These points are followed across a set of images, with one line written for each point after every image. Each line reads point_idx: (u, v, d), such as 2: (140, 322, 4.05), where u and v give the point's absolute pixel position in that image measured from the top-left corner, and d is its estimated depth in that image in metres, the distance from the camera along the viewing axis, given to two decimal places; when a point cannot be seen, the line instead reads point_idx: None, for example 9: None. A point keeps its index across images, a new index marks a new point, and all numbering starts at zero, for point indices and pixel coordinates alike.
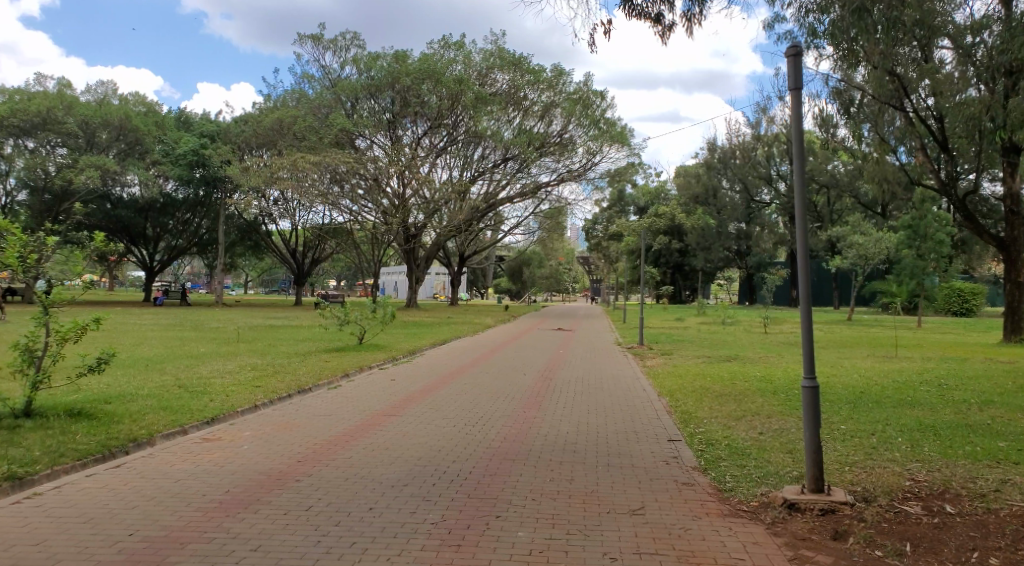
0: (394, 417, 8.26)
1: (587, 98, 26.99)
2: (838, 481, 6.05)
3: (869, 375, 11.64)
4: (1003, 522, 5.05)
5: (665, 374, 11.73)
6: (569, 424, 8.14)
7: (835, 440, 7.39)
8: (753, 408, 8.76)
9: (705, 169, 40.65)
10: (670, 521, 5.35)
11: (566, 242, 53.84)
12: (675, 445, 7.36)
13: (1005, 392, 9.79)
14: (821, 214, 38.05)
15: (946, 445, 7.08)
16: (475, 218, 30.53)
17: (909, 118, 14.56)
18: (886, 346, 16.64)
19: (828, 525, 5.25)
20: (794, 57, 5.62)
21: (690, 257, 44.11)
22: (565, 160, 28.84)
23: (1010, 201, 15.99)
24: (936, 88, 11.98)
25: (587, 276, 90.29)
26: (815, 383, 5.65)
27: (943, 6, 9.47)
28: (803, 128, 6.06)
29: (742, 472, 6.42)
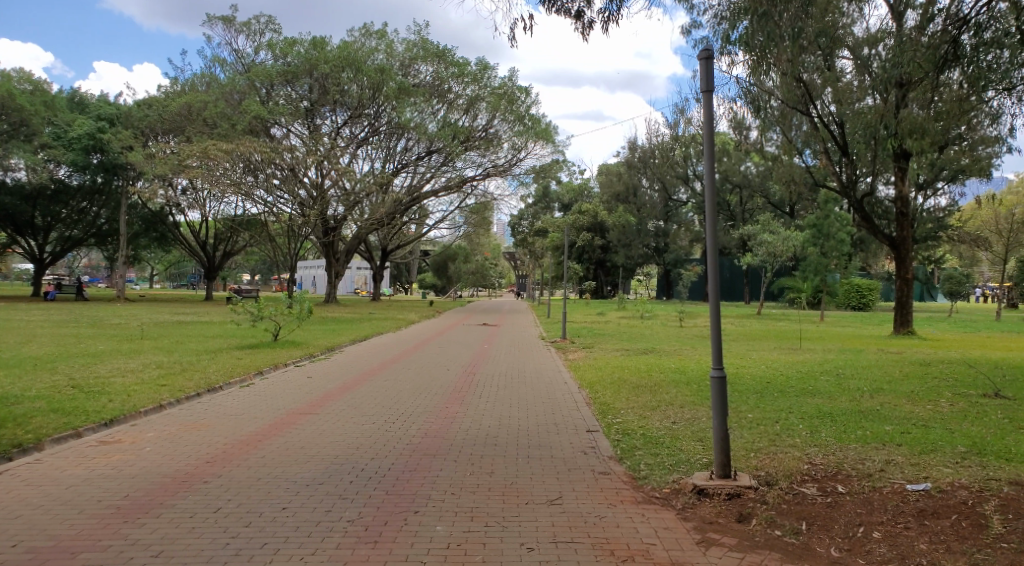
0: (312, 416, 8.15)
1: (512, 93, 27.11)
2: (744, 467, 6.38)
3: (774, 366, 12.26)
4: (887, 498, 5.47)
5: (586, 366, 12.02)
6: (490, 418, 8.25)
7: (742, 428, 7.78)
8: (667, 399, 9.10)
9: (626, 168, 41.57)
10: (586, 510, 5.52)
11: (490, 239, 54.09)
12: (593, 436, 7.57)
13: (894, 381, 10.54)
14: (734, 213, 39.49)
15: (842, 430, 7.57)
16: (397, 211, 30.35)
17: (814, 124, 15.53)
18: (792, 339, 17.49)
19: (734, 508, 5.54)
20: (706, 61, 5.89)
21: (611, 253, 45.01)
22: (490, 155, 28.86)
23: (901, 203, 17.13)
24: (838, 94, 12.81)
25: (511, 273, 91.21)
26: (724, 372, 5.94)
27: (844, 19, 10.05)
28: (714, 128, 6.34)
29: (656, 460, 6.68)
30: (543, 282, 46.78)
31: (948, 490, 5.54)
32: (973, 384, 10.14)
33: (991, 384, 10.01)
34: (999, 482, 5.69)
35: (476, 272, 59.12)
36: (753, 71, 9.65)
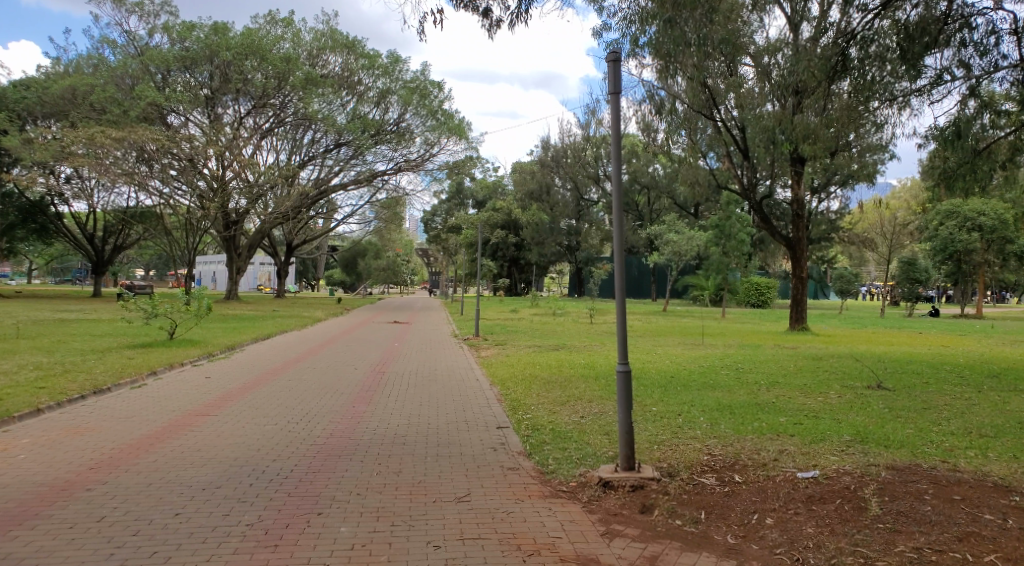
0: (209, 417, 7.82)
1: (424, 87, 26.97)
2: (648, 459, 6.56)
3: (678, 361, 12.69)
4: (778, 486, 5.74)
5: (498, 363, 12.04)
6: (398, 417, 8.12)
7: (646, 422, 7.99)
8: (576, 394, 9.25)
9: (539, 166, 41.95)
10: (494, 505, 5.53)
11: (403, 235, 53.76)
12: (503, 432, 7.60)
13: (786, 374, 11.12)
14: (642, 213, 40.69)
15: (740, 422, 7.90)
16: (303, 205, 29.49)
17: (717, 127, 16.16)
18: (694, 335, 18.17)
19: (637, 500, 5.67)
20: (614, 62, 6.00)
21: (525, 251, 45.20)
22: (402, 149, 28.52)
23: (796, 205, 18.02)
24: (740, 100, 13.42)
25: (424, 269, 90.84)
26: (629, 367, 6.07)
27: (745, 28, 10.52)
28: (621, 129, 6.46)
29: (564, 454, 6.76)
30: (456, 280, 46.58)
31: (833, 476, 5.88)
32: (859, 377, 10.82)
33: (874, 376, 10.73)
34: (879, 467, 6.09)
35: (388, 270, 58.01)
36: (658, 73, 9.87)
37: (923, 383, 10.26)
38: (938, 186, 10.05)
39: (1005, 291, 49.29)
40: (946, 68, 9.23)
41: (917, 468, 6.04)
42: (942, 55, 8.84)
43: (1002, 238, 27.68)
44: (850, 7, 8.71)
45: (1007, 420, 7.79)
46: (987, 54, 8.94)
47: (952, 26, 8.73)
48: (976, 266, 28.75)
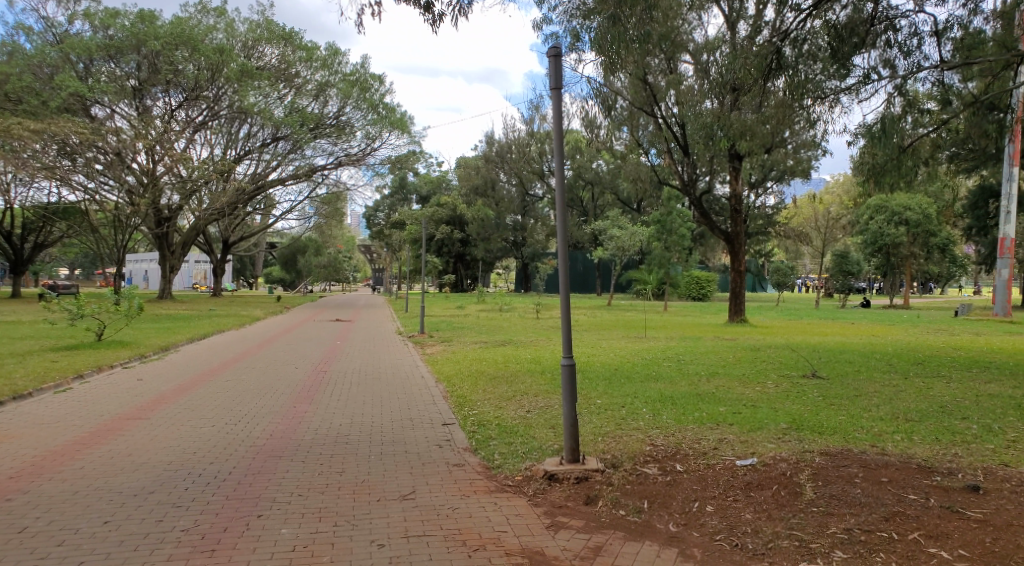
0: (142, 420, 7.54)
1: (365, 81, 26.73)
2: (592, 451, 6.62)
3: (623, 354, 12.85)
4: (719, 474, 5.87)
5: (444, 360, 11.96)
6: (342, 416, 7.97)
7: (591, 414, 8.07)
8: (522, 389, 9.26)
9: (484, 161, 41.84)
10: (439, 502, 5.49)
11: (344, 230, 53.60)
12: (448, 429, 7.55)
13: (726, 365, 11.38)
14: (587, 209, 41.07)
15: (682, 412, 8.05)
16: (240, 200, 28.73)
17: (659, 124, 16.43)
18: (638, 328, 18.42)
19: (581, 491, 5.72)
20: (555, 58, 6.02)
21: (471, 247, 44.97)
22: (342, 144, 28.06)
23: (734, 200, 18.44)
24: (679, 97, 13.83)
25: (366, 265, 89.72)
26: (573, 361, 6.10)
27: (685, 25, 10.70)
28: (564, 125, 6.48)
29: (510, 449, 6.76)
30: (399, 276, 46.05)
31: (770, 463, 6.04)
32: (794, 366, 11.19)
33: (809, 365, 11.09)
34: (813, 453, 6.29)
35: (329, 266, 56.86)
36: (601, 69, 9.91)
37: (855, 371, 10.69)
38: (867, 181, 10.43)
39: (927, 281, 51.73)
40: (874, 67, 9.58)
41: (848, 453, 6.27)
42: (869, 55, 9.16)
43: (926, 232, 29.12)
44: (783, 7, 8.96)
45: (932, 405, 8.16)
46: (911, 54, 9.31)
47: (878, 27, 9.06)
48: (903, 258, 30.11)
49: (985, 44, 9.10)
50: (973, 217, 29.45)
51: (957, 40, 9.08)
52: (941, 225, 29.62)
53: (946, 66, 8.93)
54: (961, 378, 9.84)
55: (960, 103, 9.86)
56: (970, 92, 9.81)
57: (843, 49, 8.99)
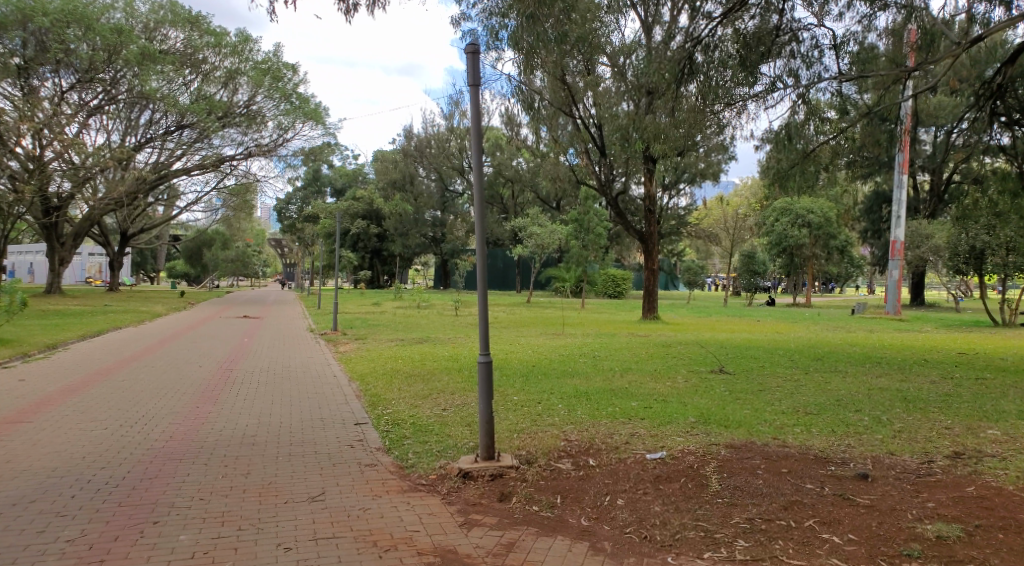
0: (24, 424, 7.03)
1: (278, 70, 25.96)
2: (507, 448, 6.62)
3: (539, 350, 12.95)
4: (630, 467, 5.99)
5: (358, 358, 11.72)
6: (248, 417, 7.68)
7: (506, 411, 8.07)
8: (438, 387, 9.19)
9: (402, 156, 41.37)
10: (350, 503, 5.36)
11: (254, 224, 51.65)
12: (361, 428, 7.38)
13: (640, 361, 11.65)
14: (507, 206, 41.24)
15: (596, 408, 8.17)
16: (140, 189, 27.32)
17: (577, 125, 16.63)
18: (555, 325, 18.60)
19: (495, 488, 5.71)
20: (472, 54, 5.99)
21: (388, 243, 43.51)
22: (253, 133, 27.09)
23: (648, 201, 18.91)
24: (596, 98, 14.08)
25: (277, 259, 87.29)
26: (490, 358, 6.09)
27: (602, 28, 10.86)
28: (482, 123, 6.46)
29: (424, 447, 6.68)
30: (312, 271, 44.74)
31: (679, 456, 6.21)
32: (702, 362, 11.58)
33: (717, 361, 11.49)
34: (719, 446, 6.50)
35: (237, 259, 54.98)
36: (519, 68, 9.89)
37: (759, 366, 11.15)
38: (772, 185, 10.90)
39: (825, 282, 54.84)
40: (779, 75, 9.98)
41: (752, 445, 6.51)
42: (774, 64, 9.53)
43: (826, 234, 30.75)
44: (696, 13, 9.22)
45: (829, 398, 8.61)
46: (812, 65, 9.78)
47: (783, 38, 9.44)
48: (806, 259, 31.58)
49: (878, 59, 9.66)
50: (868, 221, 31.64)
51: (854, 53, 9.59)
52: (839, 228, 31.42)
53: (845, 78, 9.45)
54: (855, 373, 10.43)
55: (856, 112, 10.42)
56: (865, 103, 10.39)
57: (750, 57, 9.33)
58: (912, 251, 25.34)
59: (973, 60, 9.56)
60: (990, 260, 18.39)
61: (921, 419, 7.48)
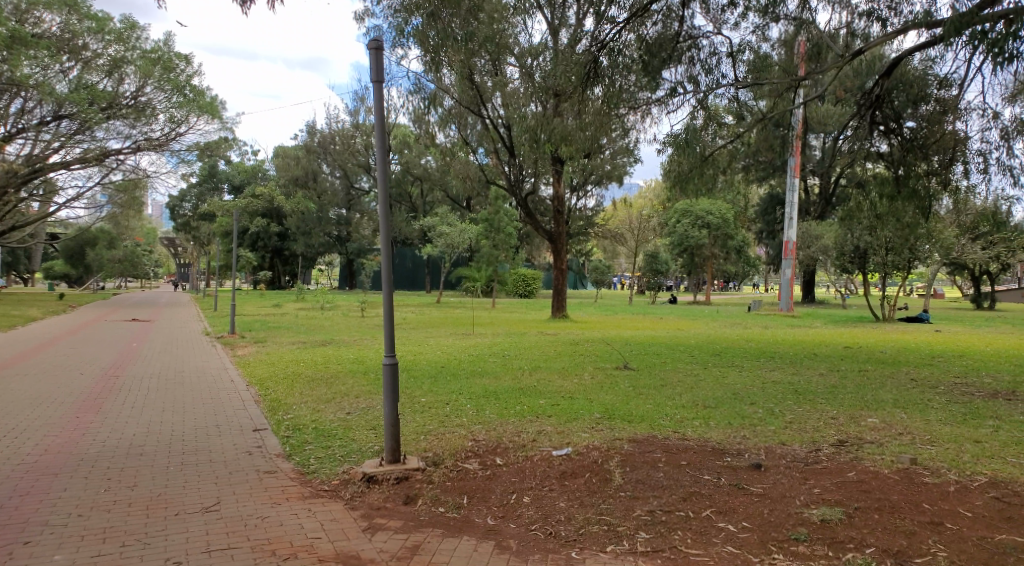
0: None
1: (169, 60, 24.84)
2: (413, 450, 6.54)
3: (448, 351, 12.87)
4: (535, 465, 6.02)
5: (257, 362, 11.31)
6: (136, 425, 7.25)
7: (413, 412, 7.97)
8: (342, 390, 8.98)
9: (305, 152, 40.43)
10: (247, 512, 5.15)
11: (143, 222, 48.90)
12: (260, 434, 7.10)
13: (549, 359, 11.78)
14: (416, 205, 41.00)
15: (504, 406, 8.20)
16: (11, 184, 25.36)
17: (487, 126, 16.71)
18: (465, 325, 18.55)
19: (401, 491, 5.62)
20: (376, 51, 5.86)
21: (289, 241, 42.49)
22: (142, 126, 25.65)
23: (557, 202, 19.12)
24: (505, 98, 14.21)
25: (169, 259, 83.43)
26: (396, 359, 5.98)
27: (510, 28, 10.94)
28: (386, 120, 6.34)
29: (327, 452, 6.50)
30: (208, 271, 42.61)
31: (583, 452, 6.30)
32: (608, 358, 11.80)
33: (622, 358, 11.77)
34: (622, 441, 6.66)
35: (124, 258, 51.93)
36: (426, 67, 9.74)
37: (662, 362, 11.50)
38: (673, 188, 11.22)
39: (725, 281, 57.44)
40: (680, 81, 10.33)
41: (654, 439, 6.70)
42: (676, 70, 9.83)
43: (724, 235, 32.22)
44: (601, 18, 9.39)
45: (727, 392, 8.98)
46: (711, 72, 10.16)
47: (683, 45, 9.71)
48: (706, 258, 32.92)
49: (771, 67, 10.13)
50: (763, 222, 33.34)
51: (749, 61, 10.03)
52: (737, 229, 32.94)
53: (741, 85, 9.88)
54: (751, 367, 10.92)
55: (752, 118, 10.91)
56: (760, 110, 10.85)
57: (653, 62, 9.60)
58: (804, 251, 26.94)
59: (855, 71, 10.23)
60: (871, 259, 19.80)
61: (810, 410, 7.91)
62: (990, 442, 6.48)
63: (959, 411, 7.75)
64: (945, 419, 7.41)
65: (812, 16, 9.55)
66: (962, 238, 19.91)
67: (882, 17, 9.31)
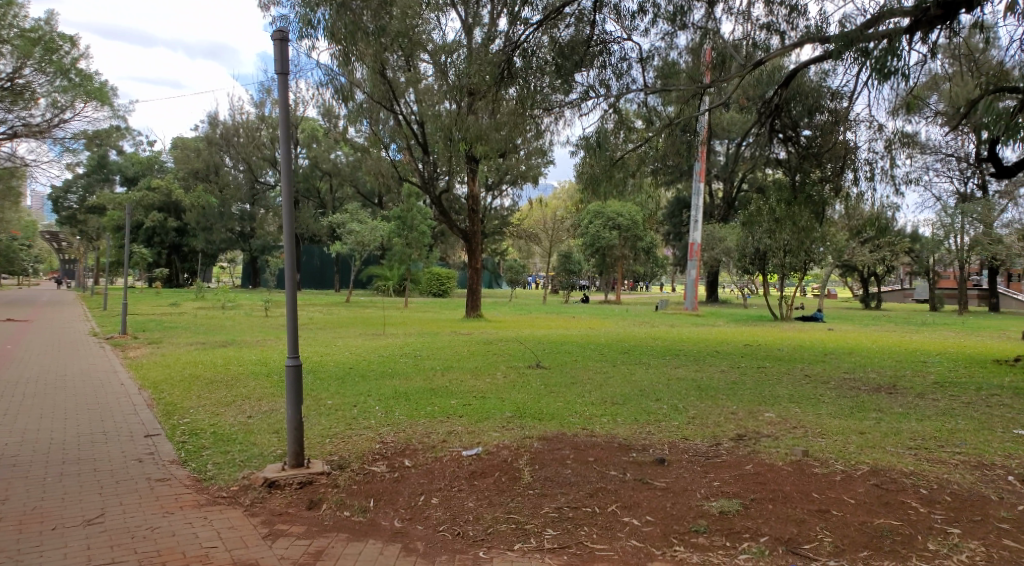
0: None
1: (52, 40, 21.65)
2: (318, 453, 6.35)
3: (358, 352, 12.56)
4: (444, 466, 5.95)
5: (150, 364, 10.68)
6: (9, 435, 6.71)
7: (319, 415, 7.74)
8: (244, 392, 8.63)
9: (206, 144, 38.13)
10: (135, 523, 4.85)
11: (23, 213, 45.43)
12: (152, 440, 6.72)
13: (461, 359, 11.71)
14: (325, 201, 39.86)
15: (415, 407, 8.09)
16: None
17: (400, 122, 16.51)
18: (376, 325, 18.19)
19: (305, 496, 5.44)
20: (281, 42, 5.65)
21: (189, 237, 40.81)
22: (20, 112, 22.01)
23: (471, 200, 19.04)
24: (419, 95, 14.08)
25: (53, 255, 77.87)
26: (299, 361, 5.78)
27: (422, 24, 10.78)
28: (291, 113, 6.10)
29: (226, 458, 6.22)
30: (97, 267, 40.02)
31: (493, 451, 6.28)
32: (520, 358, 11.82)
33: (534, 357, 11.86)
34: (532, 439, 6.68)
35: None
36: (335, 60, 9.42)
37: (573, 360, 11.66)
38: (586, 191, 11.40)
39: (636, 281, 59.00)
40: (592, 85, 10.51)
41: (564, 437, 6.76)
42: (588, 74, 9.97)
43: (634, 236, 33.12)
44: (515, 19, 9.43)
45: (635, 389, 9.19)
46: (622, 77, 10.37)
47: (595, 49, 9.86)
48: (617, 258, 33.70)
49: (678, 74, 10.44)
50: (671, 224, 34.79)
51: (657, 68, 10.30)
52: (647, 231, 33.92)
53: (650, 90, 10.14)
54: (658, 365, 11.22)
55: (660, 123, 11.21)
56: (668, 115, 11.14)
57: (565, 66, 9.69)
58: (710, 252, 28.32)
59: (757, 81, 10.52)
60: (770, 261, 20.76)
61: (712, 406, 8.19)
62: (873, 434, 6.89)
63: (847, 405, 8.21)
64: (834, 413, 7.83)
65: (716, 26, 9.91)
66: (853, 242, 21.16)
67: (780, 30, 9.75)
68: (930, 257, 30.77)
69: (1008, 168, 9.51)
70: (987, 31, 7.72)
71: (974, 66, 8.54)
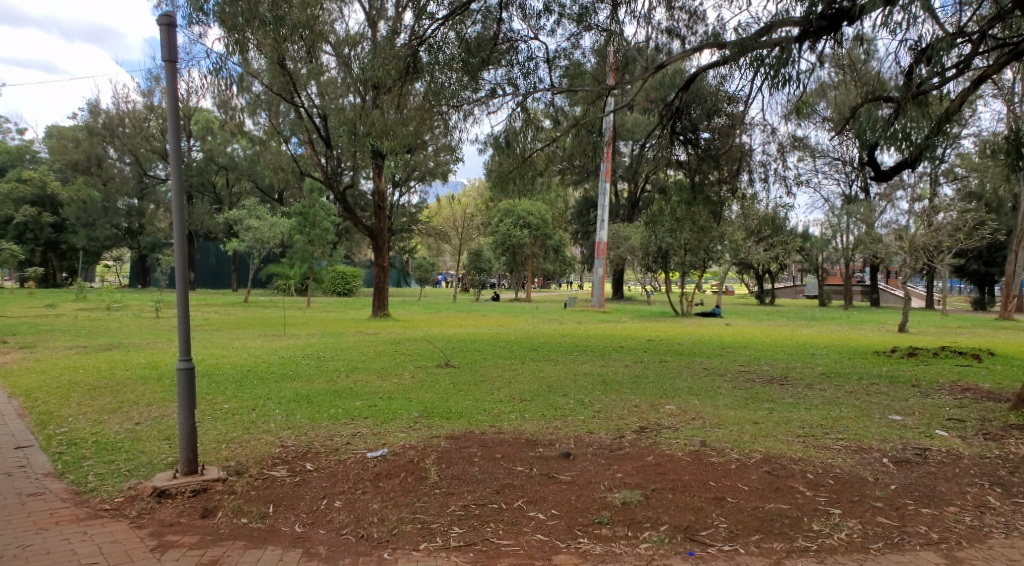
0: None
1: None
2: (213, 460, 6.04)
3: (257, 353, 12.08)
4: (348, 468, 5.79)
5: (22, 371, 9.85)
6: None
7: (214, 420, 7.38)
8: (131, 398, 8.14)
9: (86, 134, 36.71)
10: (3, 543, 4.49)
11: None
12: (24, 453, 6.21)
13: (366, 359, 11.46)
14: (220, 196, 38.12)
15: (316, 410, 7.86)
16: None
17: (300, 114, 16.05)
18: (276, 325, 17.55)
19: (198, 504, 5.16)
20: (168, 27, 5.33)
21: (67, 233, 37.81)
22: None
23: (376, 197, 18.66)
24: (320, 87, 13.72)
25: None
26: (191, 363, 5.47)
27: (323, 15, 10.46)
28: (179, 104, 5.77)
29: (110, 468, 5.83)
30: None
31: (399, 452, 6.16)
32: (429, 357, 11.69)
33: (442, 356, 11.78)
34: (439, 438, 6.61)
35: None
36: (230, 49, 8.99)
37: (482, 358, 11.63)
38: (495, 188, 11.42)
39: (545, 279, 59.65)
40: (499, 83, 10.52)
41: (471, 434, 6.73)
42: (495, 71, 9.99)
43: (543, 234, 33.45)
44: (421, 14, 9.31)
45: (541, 384, 9.30)
46: (529, 75, 10.43)
47: (501, 47, 9.90)
48: (525, 257, 33.97)
49: (584, 75, 10.60)
50: (578, 223, 35.41)
51: (564, 67, 10.42)
52: (555, 229, 34.39)
53: (557, 90, 10.23)
54: (564, 361, 11.34)
55: (567, 123, 11.34)
56: (574, 115, 11.29)
57: (472, 63, 9.66)
58: (616, 251, 29.01)
59: (659, 83, 10.76)
60: (672, 260, 21.40)
61: (615, 399, 8.37)
62: (766, 423, 7.22)
63: (742, 397, 8.56)
64: (731, 404, 8.15)
65: (620, 28, 10.11)
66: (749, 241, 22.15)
67: (681, 35, 10.07)
68: (819, 255, 32.57)
69: (887, 172, 10.18)
70: (867, 43, 8.23)
71: (857, 76, 9.06)
